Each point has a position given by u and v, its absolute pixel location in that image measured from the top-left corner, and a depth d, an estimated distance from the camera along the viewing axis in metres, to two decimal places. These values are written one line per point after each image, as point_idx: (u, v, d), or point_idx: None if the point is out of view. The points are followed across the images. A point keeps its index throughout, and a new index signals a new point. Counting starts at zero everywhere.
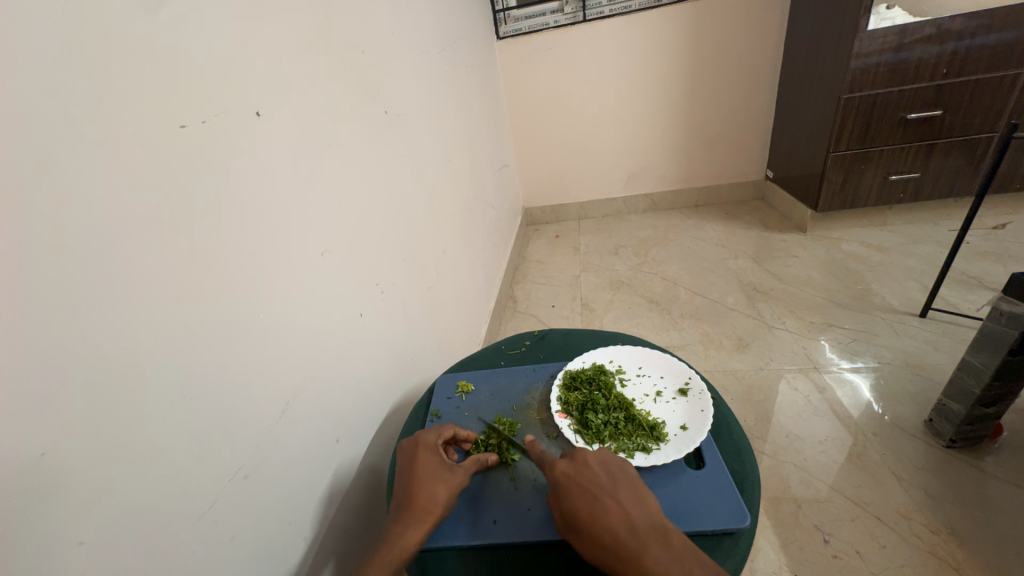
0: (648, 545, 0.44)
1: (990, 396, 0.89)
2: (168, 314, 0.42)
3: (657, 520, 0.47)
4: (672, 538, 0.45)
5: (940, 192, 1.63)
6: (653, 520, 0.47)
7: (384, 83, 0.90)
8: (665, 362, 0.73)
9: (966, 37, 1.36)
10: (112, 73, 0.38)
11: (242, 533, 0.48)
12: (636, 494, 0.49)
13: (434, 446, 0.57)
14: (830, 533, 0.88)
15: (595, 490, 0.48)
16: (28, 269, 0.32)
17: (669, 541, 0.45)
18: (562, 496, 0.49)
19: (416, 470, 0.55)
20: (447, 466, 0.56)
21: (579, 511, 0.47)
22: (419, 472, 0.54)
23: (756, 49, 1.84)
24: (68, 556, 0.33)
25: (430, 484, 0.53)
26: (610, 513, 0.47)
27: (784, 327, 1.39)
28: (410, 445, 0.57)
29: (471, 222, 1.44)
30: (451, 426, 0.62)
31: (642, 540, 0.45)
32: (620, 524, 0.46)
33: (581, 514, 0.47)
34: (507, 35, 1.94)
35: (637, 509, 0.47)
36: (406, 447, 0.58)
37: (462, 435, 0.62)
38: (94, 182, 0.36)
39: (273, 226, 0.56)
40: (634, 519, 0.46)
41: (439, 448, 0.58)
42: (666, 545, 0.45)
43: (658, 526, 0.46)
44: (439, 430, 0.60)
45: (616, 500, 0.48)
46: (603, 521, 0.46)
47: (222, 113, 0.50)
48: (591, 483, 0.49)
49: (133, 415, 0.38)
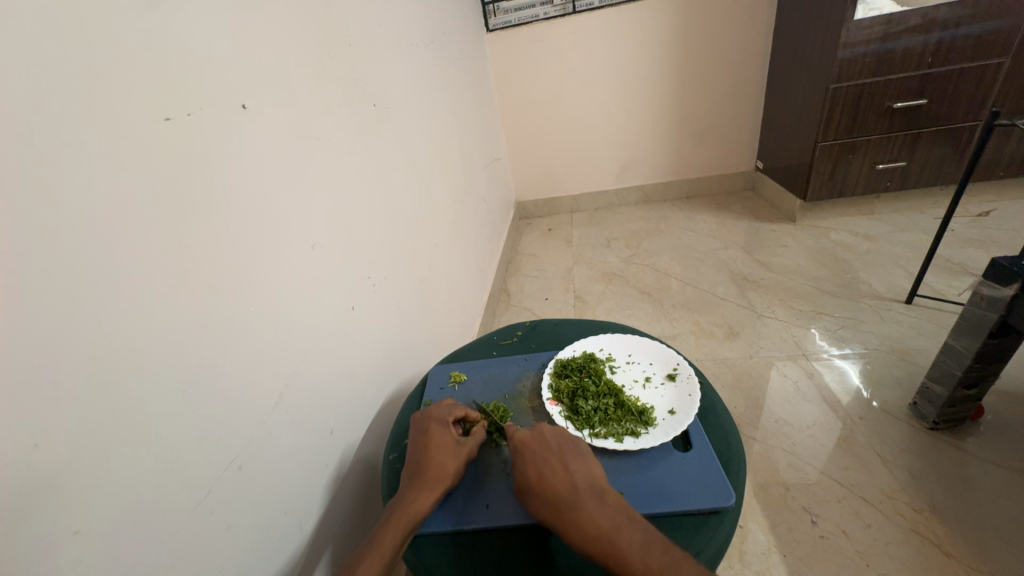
0: (584, 501, 0.47)
1: (971, 378, 0.91)
2: (158, 307, 0.42)
3: (598, 482, 0.50)
4: (609, 496, 0.48)
5: (926, 180, 1.66)
6: (593, 481, 0.49)
7: (372, 76, 0.90)
8: (654, 349, 0.74)
9: (951, 26, 1.38)
10: (94, 66, 0.38)
11: (238, 522, 0.49)
12: (582, 460, 0.52)
13: (446, 421, 0.60)
14: (817, 514, 0.90)
15: (544, 456, 0.52)
16: (14, 262, 0.32)
17: (604, 498, 0.48)
18: (515, 461, 0.53)
19: (429, 442, 0.57)
20: (457, 441, 0.58)
21: (528, 473, 0.51)
22: (433, 444, 0.57)
23: (746, 39, 1.85)
24: (63, 546, 0.34)
25: (443, 455, 0.56)
26: (555, 473, 0.50)
27: (774, 315, 1.41)
28: (423, 420, 0.60)
29: (463, 215, 1.44)
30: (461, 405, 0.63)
31: (580, 496, 0.48)
32: (562, 483, 0.49)
33: (529, 476, 0.51)
34: (496, 27, 1.93)
35: (583, 472, 0.50)
36: (419, 421, 0.60)
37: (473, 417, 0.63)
38: (79, 176, 0.36)
39: (263, 220, 0.56)
40: (576, 479, 0.49)
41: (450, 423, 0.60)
42: (601, 503, 0.47)
43: (598, 486, 0.49)
44: (451, 408, 0.62)
45: (563, 463, 0.51)
46: (546, 480, 0.50)
47: (208, 106, 0.49)
48: (543, 450, 0.53)
49: (124, 407, 0.38)
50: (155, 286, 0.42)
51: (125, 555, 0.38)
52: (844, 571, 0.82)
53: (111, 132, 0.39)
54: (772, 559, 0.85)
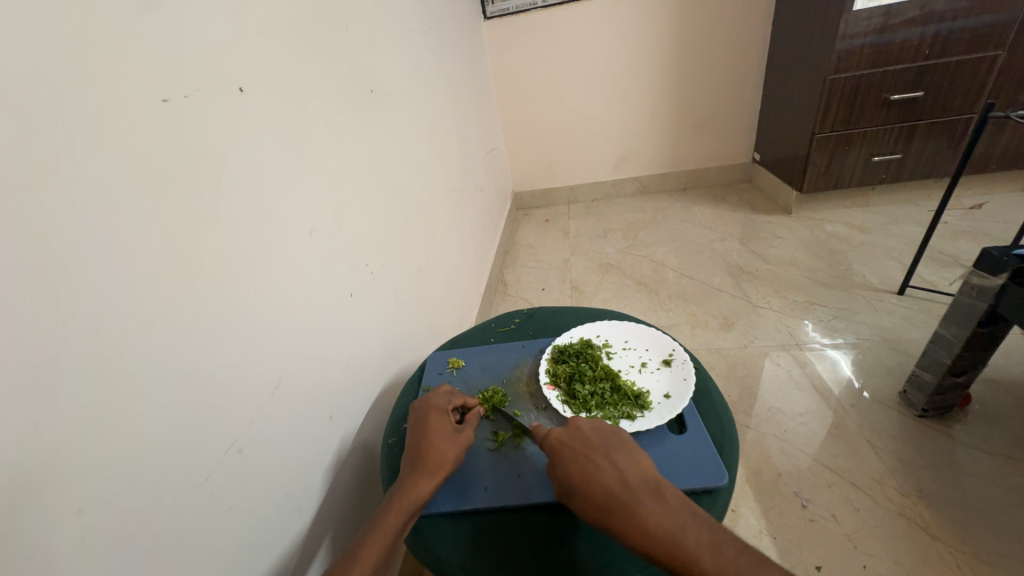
0: (641, 499, 0.45)
1: (961, 366, 0.92)
2: (158, 290, 0.42)
3: (649, 476, 0.47)
4: (665, 491, 0.46)
5: (921, 172, 1.67)
6: (646, 476, 0.47)
7: (368, 61, 0.89)
8: (650, 335, 0.75)
9: (949, 18, 1.38)
10: (90, 46, 0.37)
11: (240, 503, 0.50)
12: (628, 454, 0.49)
13: (445, 409, 0.60)
14: (808, 498, 0.93)
15: (586, 454, 0.49)
16: (11, 243, 0.32)
17: (661, 494, 0.46)
18: (556, 459, 0.50)
19: (428, 429, 0.57)
20: (456, 428, 0.58)
21: (573, 472, 0.48)
22: (432, 431, 0.57)
23: (745, 29, 1.83)
24: (67, 524, 0.34)
25: (442, 441, 0.56)
26: (604, 472, 0.48)
27: (768, 306, 1.43)
28: (422, 407, 0.60)
29: (460, 205, 1.43)
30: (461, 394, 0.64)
31: (635, 495, 0.46)
32: (613, 481, 0.47)
33: (575, 475, 0.48)
34: (493, 14, 1.90)
35: (631, 467, 0.48)
36: (418, 409, 0.61)
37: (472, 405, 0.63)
38: (77, 156, 0.36)
39: (261, 205, 0.56)
40: (626, 476, 0.47)
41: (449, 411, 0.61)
42: (658, 499, 0.45)
43: (651, 481, 0.47)
44: (450, 396, 0.63)
45: (609, 459, 0.49)
46: (595, 479, 0.47)
47: (205, 88, 0.49)
48: (585, 445, 0.50)
49: (124, 389, 0.38)
50: (154, 268, 0.42)
51: (128, 533, 0.38)
52: (833, 553, 0.84)
53: (107, 112, 0.39)
54: (762, 542, 0.87)
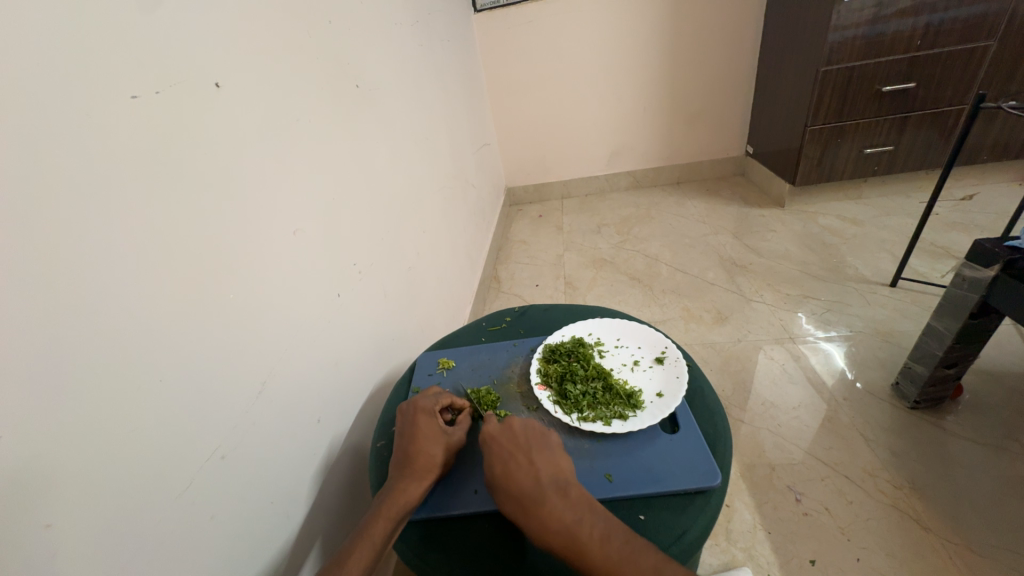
0: (547, 497, 0.47)
1: (952, 358, 0.93)
2: (134, 294, 0.41)
3: (563, 477, 0.49)
4: (572, 491, 0.48)
5: (912, 164, 1.67)
6: (559, 477, 0.49)
7: (354, 55, 0.86)
8: (642, 332, 0.74)
9: (940, 9, 1.37)
10: (49, 38, 0.35)
11: (222, 512, 0.48)
12: (550, 454, 0.51)
13: (433, 412, 0.59)
14: (802, 492, 0.93)
15: (509, 451, 0.51)
16: None
17: (568, 494, 0.47)
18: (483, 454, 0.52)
19: (416, 433, 0.56)
20: (445, 430, 0.58)
21: (494, 466, 0.51)
22: (421, 434, 0.56)
23: (738, 21, 1.82)
24: (34, 538, 0.33)
25: (431, 444, 0.56)
26: (520, 469, 0.49)
27: (762, 300, 1.43)
28: (410, 410, 0.59)
29: (452, 201, 1.42)
30: (447, 393, 0.63)
31: (543, 492, 0.47)
32: (527, 479, 0.48)
33: (494, 471, 0.50)
34: (484, 7, 1.87)
35: (547, 467, 0.50)
36: (405, 412, 0.59)
37: (458, 404, 0.63)
38: (40, 155, 0.34)
39: (242, 205, 0.55)
40: (540, 473, 0.49)
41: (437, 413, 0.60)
42: (564, 498, 0.47)
43: (562, 481, 0.48)
44: (436, 396, 0.62)
45: (528, 459, 0.50)
46: (511, 475, 0.49)
47: (177, 84, 0.47)
48: (510, 442, 0.52)
49: (97, 399, 0.37)
50: (127, 271, 0.40)
51: (104, 547, 0.37)
52: (827, 547, 0.84)
53: (71, 107, 0.37)
54: (757, 537, 0.87)
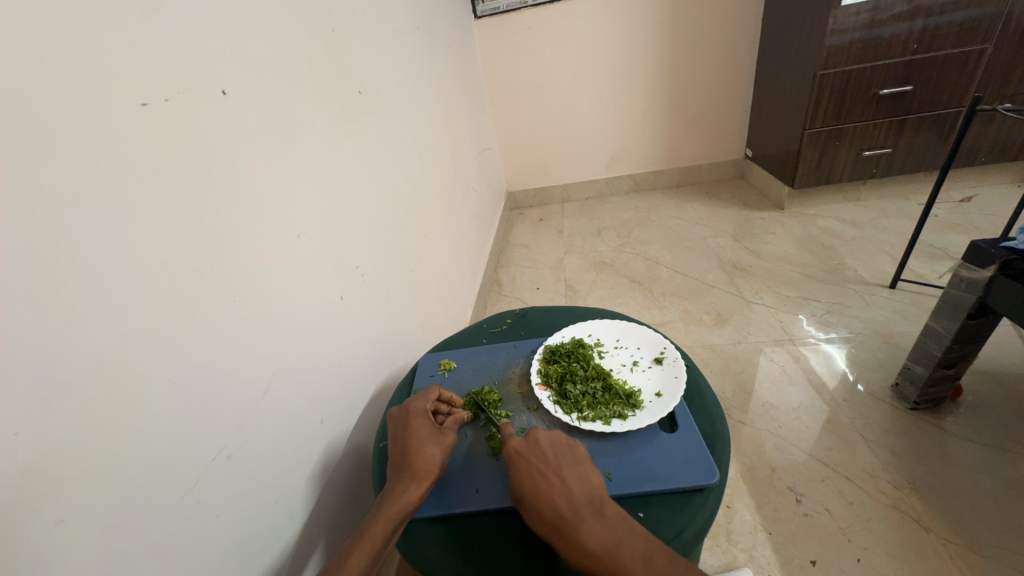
0: (583, 517, 0.46)
1: (951, 358, 0.93)
2: (143, 295, 0.42)
3: (596, 494, 0.48)
4: (607, 509, 0.47)
5: (910, 166, 1.68)
6: (592, 494, 0.48)
7: (356, 62, 0.88)
8: (641, 333, 0.75)
9: (935, 13, 1.39)
10: (64, 49, 0.37)
11: (228, 511, 0.49)
12: (580, 470, 0.50)
13: (424, 413, 0.60)
14: (802, 493, 0.93)
15: (539, 468, 0.50)
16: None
17: (603, 512, 0.46)
18: (511, 473, 0.51)
19: (411, 435, 0.57)
20: (439, 431, 0.58)
21: (525, 486, 0.49)
22: (416, 437, 0.57)
23: (735, 27, 1.84)
24: (45, 534, 0.34)
25: (427, 446, 0.56)
26: (552, 487, 0.48)
27: (761, 302, 1.44)
28: (401, 413, 0.60)
29: (453, 206, 1.43)
30: (436, 393, 0.64)
31: (579, 513, 0.46)
32: (560, 498, 0.47)
33: (526, 489, 0.49)
34: (484, 14, 1.89)
35: (579, 485, 0.49)
36: (396, 416, 0.60)
37: (447, 400, 0.65)
38: (56, 161, 0.36)
39: (248, 209, 0.56)
40: (574, 492, 0.48)
41: (428, 414, 0.60)
42: (599, 517, 0.46)
43: (596, 499, 0.48)
44: (426, 397, 0.63)
45: (559, 477, 0.49)
46: (544, 495, 0.48)
47: (186, 91, 0.48)
48: (540, 461, 0.51)
49: (108, 397, 0.38)
50: (136, 273, 0.41)
51: (112, 543, 0.38)
52: (828, 548, 0.84)
53: (84, 115, 0.38)
54: (758, 538, 0.88)
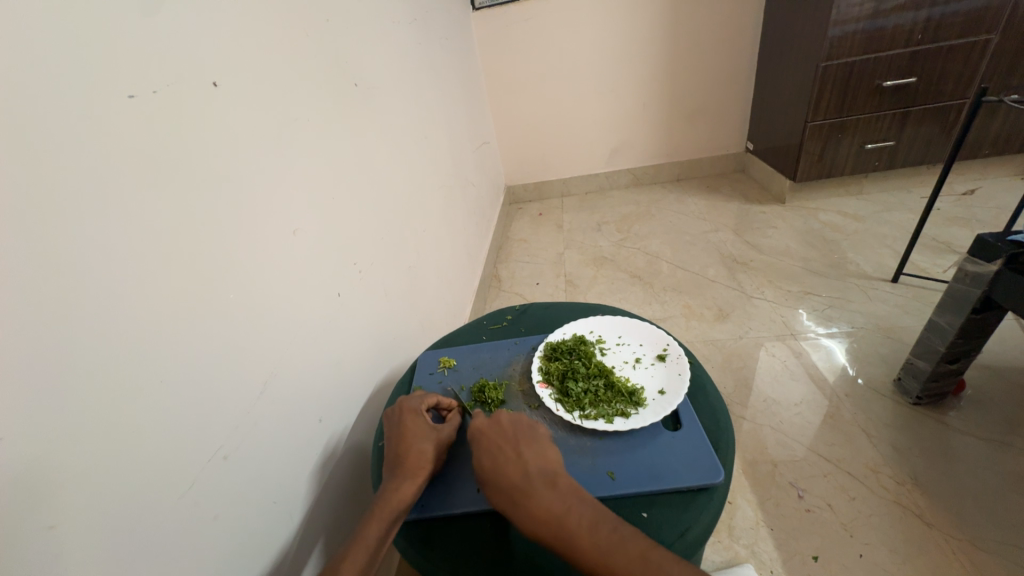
0: (535, 487, 0.46)
1: (955, 354, 0.93)
2: (135, 293, 0.41)
3: (551, 467, 0.48)
4: (560, 480, 0.47)
5: (913, 159, 1.67)
6: (547, 466, 0.48)
7: (352, 54, 0.86)
8: (644, 330, 0.74)
9: (941, 3, 1.37)
10: (45, 36, 0.35)
11: (226, 510, 0.48)
12: (538, 446, 0.50)
13: (419, 410, 0.59)
14: (804, 489, 0.93)
15: (498, 443, 0.50)
16: None
17: (556, 482, 0.46)
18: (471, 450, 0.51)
19: (404, 432, 0.56)
20: (434, 426, 0.58)
21: (483, 461, 0.49)
22: (408, 433, 0.56)
23: (737, 18, 1.81)
24: (37, 540, 0.33)
25: (420, 441, 0.56)
26: (509, 462, 0.48)
27: (763, 296, 1.43)
28: (396, 412, 0.59)
29: (452, 201, 1.41)
30: (433, 394, 0.63)
31: (531, 483, 0.46)
32: (515, 470, 0.47)
33: (484, 464, 0.49)
34: (482, 5, 1.86)
35: (536, 457, 0.49)
36: (392, 415, 0.60)
37: (445, 404, 0.63)
38: (42, 154, 0.35)
39: (242, 203, 0.55)
40: (529, 465, 0.48)
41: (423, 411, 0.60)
42: (552, 487, 0.46)
43: (549, 471, 0.48)
44: (422, 396, 0.62)
45: (517, 451, 0.49)
46: (500, 468, 0.48)
47: (176, 83, 0.47)
48: (498, 437, 0.51)
49: (102, 398, 0.37)
50: (125, 271, 0.40)
51: (106, 547, 0.37)
52: (831, 544, 0.84)
53: (69, 107, 0.37)
54: (760, 533, 0.87)
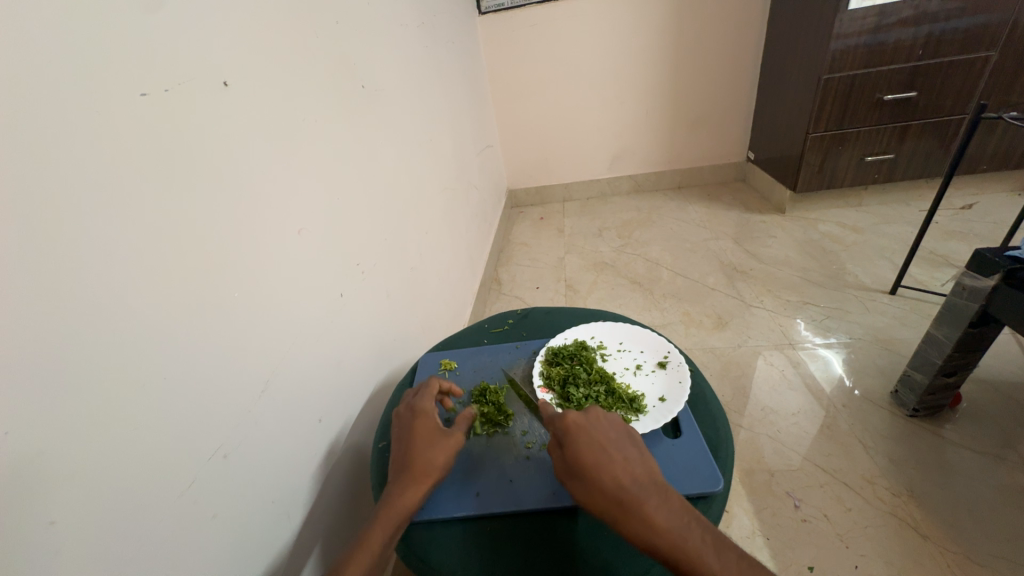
0: (647, 496, 0.45)
1: (952, 366, 0.93)
2: (140, 290, 0.41)
3: (656, 478, 0.47)
4: (671, 495, 0.46)
5: (913, 173, 1.68)
6: (654, 476, 0.47)
7: (360, 56, 0.87)
8: (645, 337, 0.74)
9: (942, 19, 1.38)
10: (59, 34, 0.36)
11: (225, 510, 0.48)
12: (639, 453, 0.49)
13: (428, 412, 0.58)
14: (800, 499, 0.93)
15: (600, 442, 0.49)
16: None
17: (668, 496, 0.45)
18: (572, 443, 0.49)
19: (411, 434, 0.56)
20: (440, 430, 0.56)
21: (586, 458, 0.47)
22: (415, 437, 0.56)
23: (740, 29, 1.83)
24: (37, 536, 0.33)
25: (426, 448, 0.54)
26: (616, 464, 0.47)
27: (762, 305, 1.43)
28: (407, 413, 0.59)
29: (454, 203, 1.42)
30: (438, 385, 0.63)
31: (643, 491, 0.45)
32: (624, 474, 0.46)
33: (587, 459, 0.47)
34: (488, 10, 1.88)
35: (641, 466, 0.48)
36: (402, 415, 0.59)
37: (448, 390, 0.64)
38: (54, 150, 0.35)
39: (247, 201, 0.55)
40: (637, 472, 0.47)
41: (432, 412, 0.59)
42: (663, 498, 0.45)
43: (659, 482, 0.46)
44: (429, 393, 0.61)
45: (623, 455, 0.48)
46: (609, 468, 0.46)
47: (187, 82, 0.47)
48: (599, 433, 0.50)
49: (106, 396, 0.37)
50: (128, 268, 0.40)
51: (105, 543, 0.37)
52: (826, 554, 0.84)
53: (78, 103, 0.37)
54: (756, 542, 0.87)
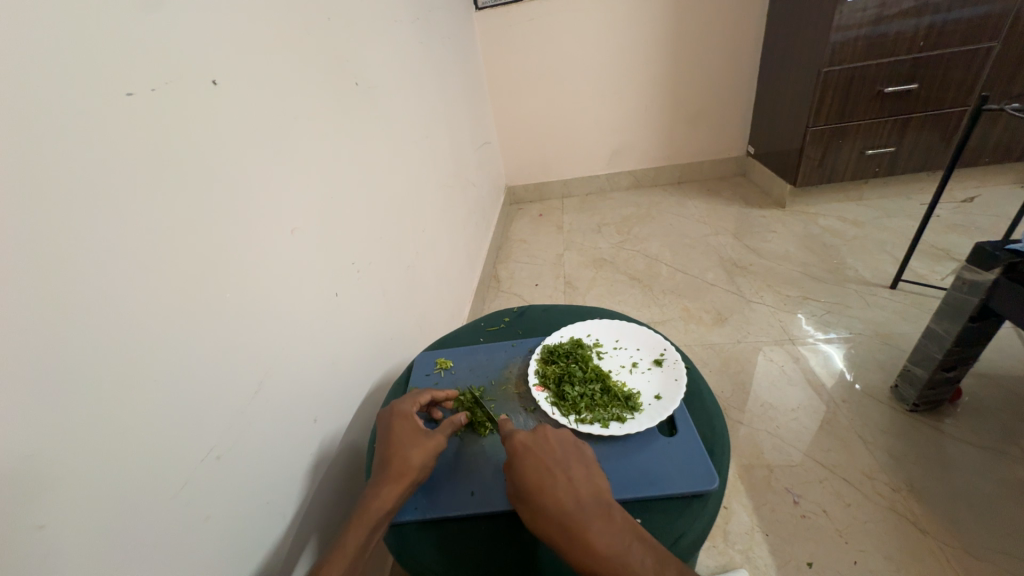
0: (590, 518, 0.45)
1: (951, 361, 0.93)
2: (132, 291, 0.41)
3: (603, 497, 0.47)
4: (615, 513, 0.46)
5: (914, 165, 1.67)
6: (598, 496, 0.47)
7: (353, 52, 0.86)
8: (641, 334, 0.74)
9: (943, 10, 1.37)
10: (43, 35, 0.35)
11: (218, 511, 0.48)
12: (585, 471, 0.49)
13: (409, 413, 0.58)
14: (799, 495, 0.93)
15: (543, 463, 0.49)
16: None
17: (611, 515, 0.45)
18: (517, 468, 0.49)
19: (392, 435, 0.56)
20: (424, 433, 0.56)
21: (530, 483, 0.47)
22: (396, 437, 0.55)
23: (739, 21, 1.81)
24: (29, 540, 0.33)
25: (406, 449, 0.54)
26: (559, 486, 0.47)
27: (762, 301, 1.43)
28: (388, 414, 0.58)
29: (451, 200, 1.41)
30: (427, 392, 0.62)
31: (585, 513, 0.45)
32: (566, 497, 0.46)
33: (527, 484, 0.47)
34: (485, 5, 1.86)
35: (586, 486, 0.47)
36: (383, 416, 0.59)
37: (440, 397, 0.63)
38: (39, 152, 0.34)
39: (239, 202, 0.55)
40: (580, 492, 0.47)
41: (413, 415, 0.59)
42: (607, 520, 0.45)
43: (603, 501, 0.46)
44: (415, 398, 0.61)
45: (567, 476, 0.48)
46: (550, 491, 0.46)
47: (175, 81, 0.47)
48: (546, 455, 0.50)
49: (97, 399, 0.37)
50: (118, 269, 0.40)
51: (96, 546, 0.37)
52: (825, 550, 0.84)
53: (64, 103, 0.36)
54: (755, 539, 0.87)
